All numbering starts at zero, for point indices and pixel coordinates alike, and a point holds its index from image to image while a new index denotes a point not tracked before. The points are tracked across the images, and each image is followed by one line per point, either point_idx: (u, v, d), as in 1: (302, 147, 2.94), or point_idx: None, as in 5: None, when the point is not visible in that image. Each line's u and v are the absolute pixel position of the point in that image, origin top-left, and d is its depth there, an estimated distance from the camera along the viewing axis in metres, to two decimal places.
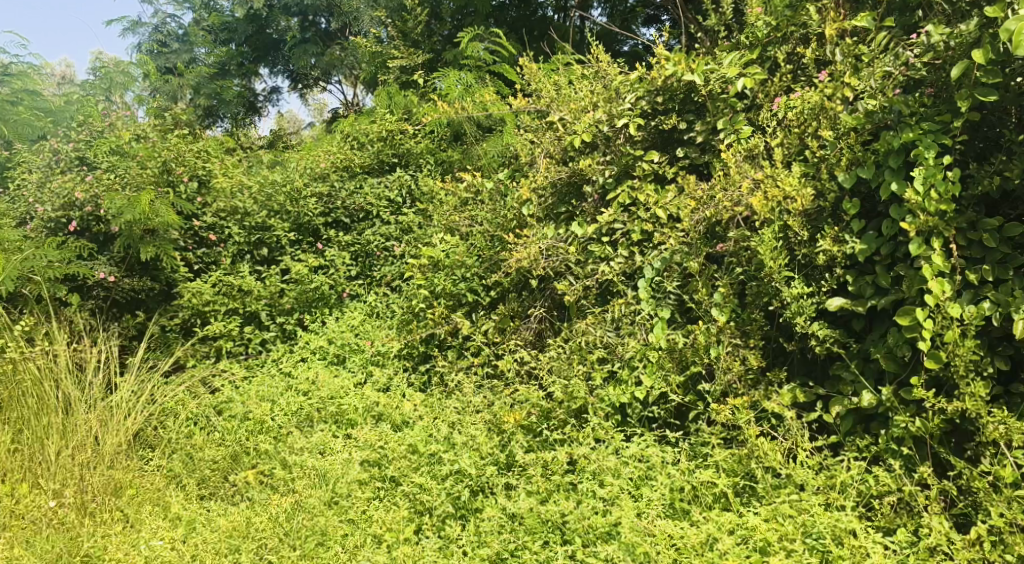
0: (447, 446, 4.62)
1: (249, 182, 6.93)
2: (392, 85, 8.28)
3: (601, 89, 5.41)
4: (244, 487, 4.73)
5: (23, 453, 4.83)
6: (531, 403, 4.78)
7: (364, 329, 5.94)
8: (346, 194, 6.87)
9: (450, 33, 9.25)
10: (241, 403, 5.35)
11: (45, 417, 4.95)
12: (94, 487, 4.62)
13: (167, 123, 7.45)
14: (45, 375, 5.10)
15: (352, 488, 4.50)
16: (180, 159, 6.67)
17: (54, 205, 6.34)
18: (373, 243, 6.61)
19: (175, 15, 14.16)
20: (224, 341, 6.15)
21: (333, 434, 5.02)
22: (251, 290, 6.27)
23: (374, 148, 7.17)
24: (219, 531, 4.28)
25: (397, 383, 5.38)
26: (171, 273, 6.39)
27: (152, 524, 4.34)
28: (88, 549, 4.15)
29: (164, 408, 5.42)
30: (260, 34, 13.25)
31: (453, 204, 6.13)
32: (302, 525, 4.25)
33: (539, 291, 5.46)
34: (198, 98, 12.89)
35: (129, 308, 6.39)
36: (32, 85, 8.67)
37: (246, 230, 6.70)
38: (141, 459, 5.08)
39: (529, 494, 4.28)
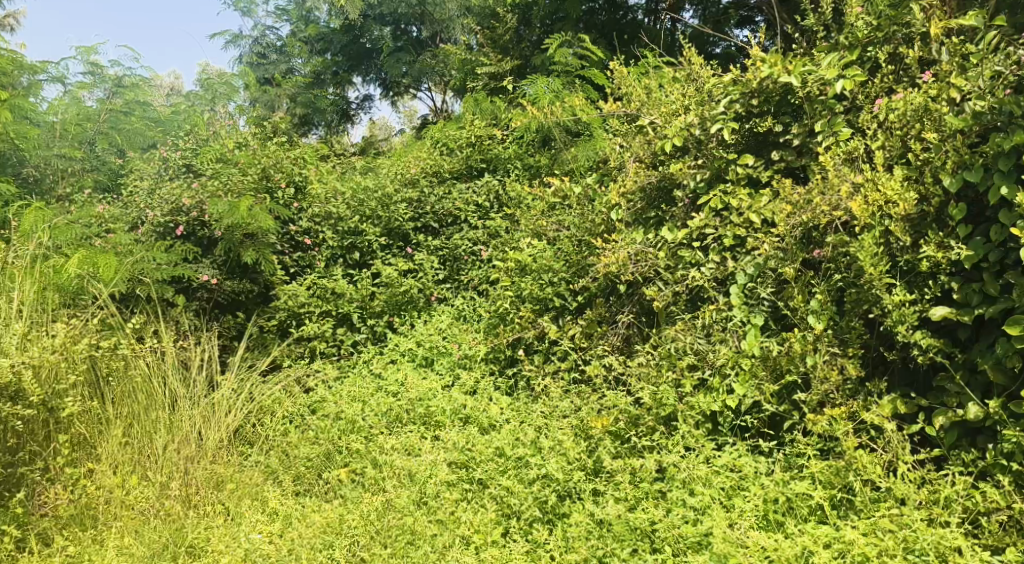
0: (534, 450, 4.62)
1: (342, 188, 7.08)
2: (481, 93, 8.34)
3: (693, 92, 5.35)
4: (337, 484, 4.83)
5: (133, 447, 4.96)
6: (619, 409, 4.73)
7: (452, 332, 5.99)
8: (436, 199, 6.97)
9: (538, 38, 9.25)
10: (334, 403, 5.46)
11: (153, 412, 5.13)
12: (198, 479, 4.85)
13: (266, 131, 7.68)
14: (154, 372, 5.30)
15: (440, 489, 4.54)
16: (278, 166, 6.96)
17: (162, 210, 6.59)
18: (461, 247, 6.64)
19: (274, 27, 14.57)
20: (318, 342, 6.29)
21: (421, 436, 5.07)
22: (344, 293, 6.38)
23: (463, 154, 7.26)
24: (314, 526, 4.37)
25: (484, 386, 5.41)
26: (270, 275, 6.61)
27: (251, 518, 4.48)
28: (193, 539, 4.32)
29: (262, 407, 5.61)
30: (354, 44, 13.28)
31: (542, 209, 6.13)
32: (391, 524, 4.30)
33: (628, 296, 5.42)
34: (295, 107, 13.41)
35: (230, 309, 6.56)
36: (143, 97, 9.04)
37: (340, 235, 6.84)
38: (240, 455, 5.24)
39: (617, 500, 4.27)
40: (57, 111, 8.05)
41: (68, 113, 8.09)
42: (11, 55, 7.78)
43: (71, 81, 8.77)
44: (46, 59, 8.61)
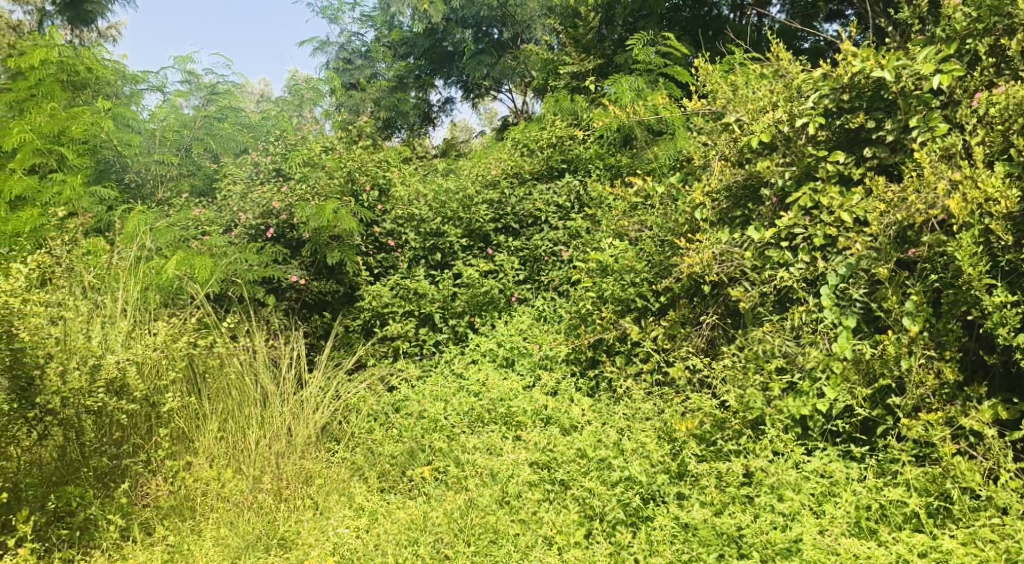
0: (617, 452, 4.58)
1: (425, 190, 7.17)
2: (562, 93, 8.34)
3: (782, 88, 5.22)
4: (421, 482, 4.90)
5: (227, 441, 5.13)
6: (704, 411, 4.66)
7: (533, 333, 5.99)
8: (516, 200, 6.98)
9: (621, 37, 9.08)
10: (416, 402, 5.53)
11: (246, 408, 5.30)
12: (288, 474, 4.97)
13: (351, 135, 7.82)
14: (247, 369, 5.48)
15: (522, 489, 4.54)
16: (363, 169, 7.02)
17: (254, 213, 6.80)
18: (542, 248, 6.64)
19: (360, 33, 14.82)
20: (401, 341, 6.36)
21: (502, 435, 5.08)
22: (426, 293, 6.44)
23: (544, 155, 7.28)
24: (399, 523, 4.42)
25: (565, 387, 5.39)
26: (354, 276, 6.71)
27: (339, 512, 4.55)
28: (285, 531, 4.44)
29: (348, 404, 5.71)
30: (437, 48, 13.51)
31: (623, 209, 6.08)
32: (475, 523, 4.32)
33: (712, 298, 5.35)
34: (379, 111, 13.59)
35: (317, 309, 6.78)
36: (235, 102, 9.20)
37: (422, 236, 6.92)
38: (327, 452, 5.34)
39: (703, 505, 4.22)
40: (158, 119, 8.40)
41: (168, 121, 8.42)
42: (118, 66, 8.27)
43: (170, 90, 9.09)
44: (147, 70, 8.94)
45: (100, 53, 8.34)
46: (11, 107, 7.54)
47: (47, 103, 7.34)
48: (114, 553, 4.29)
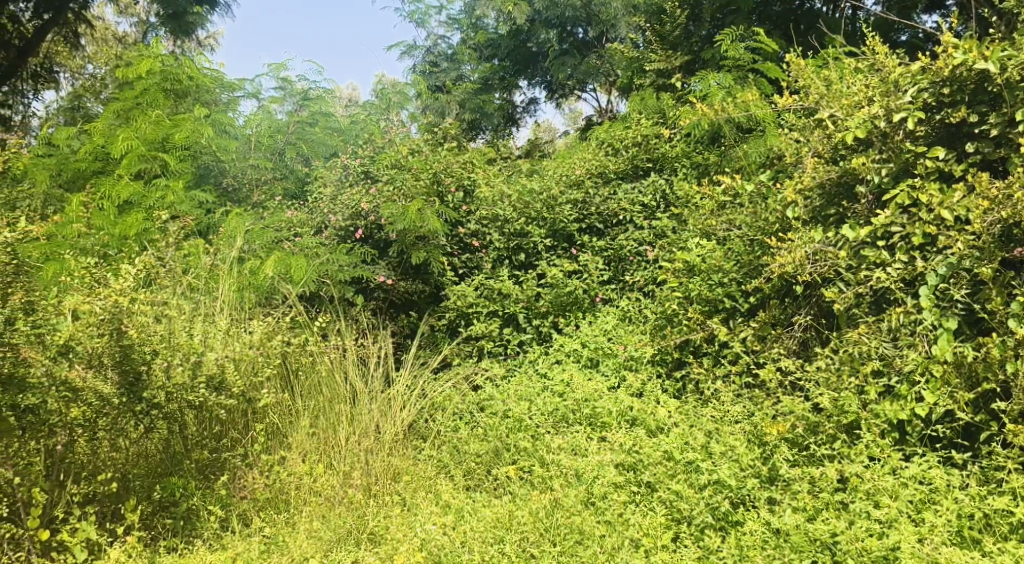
0: (704, 455, 4.54)
1: (509, 190, 7.14)
2: (649, 91, 8.28)
3: (877, 82, 5.07)
4: (506, 481, 4.91)
5: (319, 437, 5.25)
6: (796, 415, 4.57)
7: (618, 333, 5.95)
8: (601, 199, 6.94)
9: (709, 33, 8.92)
10: (501, 402, 5.55)
11: (337, 405, 5.42)
12: (377, 470, 5.05)
13: (436, 138, 7.85)
14: (337, 366, 5.61)
15: (608, 490, 4.52)
16: (449, 171, 7.10)
17: (344, 215, 6.99)
18: (626, 248, 6.58)
19: (446, 36, 14.95)
20: (485, 341, 6.39)
21: (587, 436, 5.07)
22: (510, 293, 6.46)
23: (629, 154, 7.23)
24: (485, 521, 4.44)
25: (651, 388, 5.34)
26: (440, 276, 6.78)
27: (427, 509, 4.60)
28: (374, 527, 4.51)
29: (434, 403, 5.79)
30: (521, 48, 13.43)
31: (711, 208, 5.87)
32: (561, 523, 4.32)
33: (804, 298, 5.25)
34: (464, 112, 13.74)
35: (404, 309, 6.90)
36: (326, 107, 9.46)
37: (506, 237, 6.93)
38: (414, 449, 5.43)
39: (795, 510, 4.14)
40: (253, 125, 8.68)
41: (262, 127, 8.71)
42: (216, 74, 8.55)
43: (264, 96, 9.36)
44: (243, 77, 9.22)
45: (200, 62, 8.65)
46: (119, 115, 7.83)
47: (152, 110, 7.60)
48: (214, 542, 4.43)
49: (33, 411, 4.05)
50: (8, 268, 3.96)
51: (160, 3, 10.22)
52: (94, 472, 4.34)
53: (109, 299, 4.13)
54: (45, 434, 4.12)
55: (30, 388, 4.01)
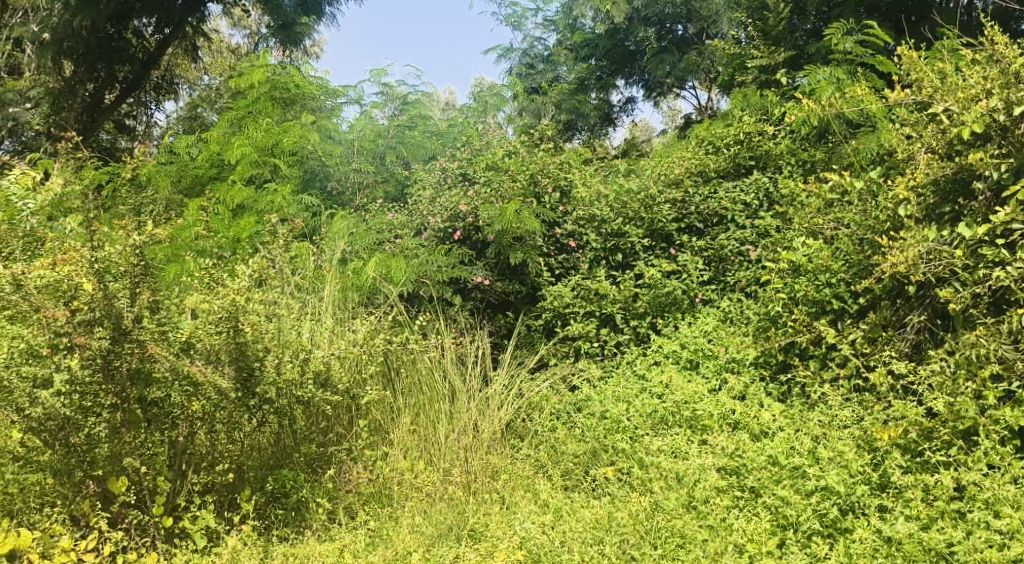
0: (812, 461, 4.44)
1: (606, 190, 7.05)
2: (751, 88, 8.15)
3: (996, 74, 4.85)
4: (605, 482, 4.90)
5: (419, 435, 5.33)
6: (908, 420, 4.40)
7: (718, 334, 5.85)
8: (700, 199, 6.82)
9: (814, 27, 8.85)
10: (599, 402, 5.54)
11: (435, 404, 5.51)
12: (477, 468, 5.09)
13: (533, 138, 7.84)
14: (436, 365, 5.69)
15: (710, 494, 4.46)
16: (545, 172, 7.07)
17: (441, 217, 7.07)
18: (727, 247, 6.47)
19: (542, 38, 15.02)
20: (583, 341, 6.36)
21: (688, 438, 5.01)
22: (607, 294, 6.40)
23: (730, 152, 7.08)
24: (585, 522, 4.43)
25: (754, 391, 5.26)
26: (536, 277, 6.78)
27: (526, 508, 4.62)
28: (475, 524, 4.54)
29: (531, 403, 5.80)
30: (619, 48, 13.32)
31: (818, 206, 5.70)
32: (661, 526, 4.28)
33: (917, 299, 5.08)
34: (560, 113, 13.79)
35: (501, 309, 6.94)
36: (425, 111, 9.46)
37: (603, 237, 6.83)
38: (512, 448, 5.46)
39: (907, 518, 4.02)
40: (356, 130, 8.84)
41: (365, 132, 8.82)
42: (322, 81, 8.79)
43: (367, 102, 9.54)
44: (346, 84, 9.44)
45: (307, 71, 8.90)
46: (234, 123, 8.21)
47: (263, 118, 7.97)
48: (322, 533, 4.56)
49: (157, 404, 4.26)
50: (136, 270, 4.19)
51: (272, 14, 10.63)
52: (213, 463, 4.48)
53: (227, 298, 4.31)
54: (169, 425, 4.31)
55: (155, 382, 4.22)
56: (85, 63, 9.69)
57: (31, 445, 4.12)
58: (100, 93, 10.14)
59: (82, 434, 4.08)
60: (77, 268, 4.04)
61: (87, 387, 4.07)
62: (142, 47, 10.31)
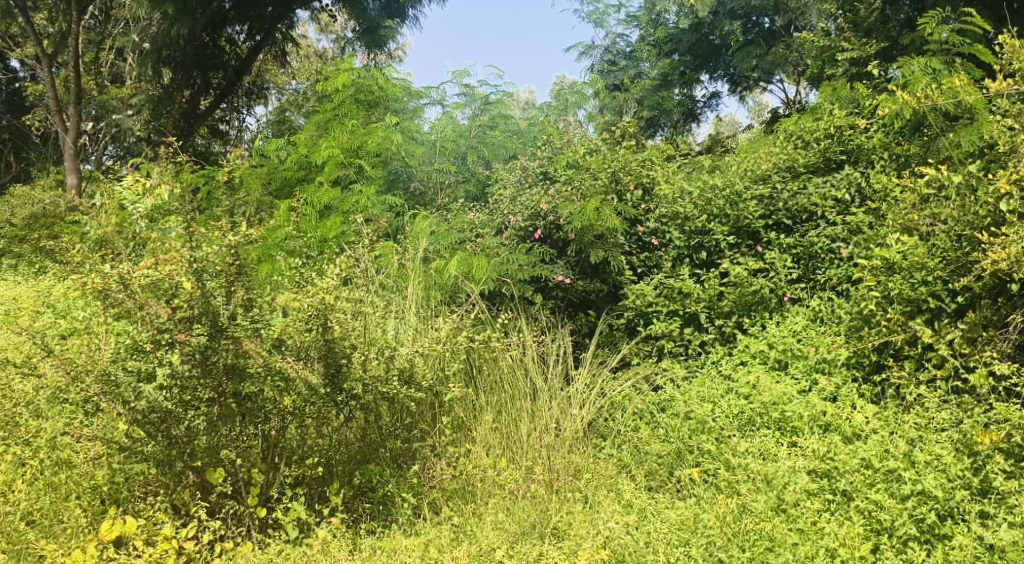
0: (908, 464, 4.33)
1: (691, 187, 6.98)
2: (841, 80, 7.96)
3: None
4: (690, 483, 4.83)
5: (502, 432, 5.34)
6: (1011, 424, 4.31)
7: (808, 334, 5.71)
8: (789, 195, 6.66)
9: (908, 17, 8.46)
10: (683, 403, 5.49)
11: (517, 402, 5.51)
12: (558, 466, 5.05)
13: (615, 136, 7.78)
14: (517, 363, 5.71)
15: (800, 497, 4.37)
16: (627, 169, 6.92)
17: (523, 216, 7.07)
18: (818, 244, 6.31)
19: (625, 35, 14.92)
20: (666, 341, 6.29)
21: (776, 441, 4.92)
22: (692, 292, 6.31)
23: (820, 147, 6.90)
24: (669, 523, 4.36)
25: (846, 392, 5.15)
26: (618, 275, 6.73)
27: (609, 508, 4.58)
28: (557, 522, 4.53)
29: (613, 402, 5.75)
30: (703, 42, 13.13)
31: (913, 202, 5.53)
32: (749, 528, 4.19)
33: (1020, 299, 4.98)
34: (642, 110, 13.77)
35: (582, 308, 6.90)
36: (506, 110, 9.38)
37: (687, 234, 6.76)
38: (594, 447, 5.42)
39: (1010, 526, 3.96)
40: (437, 131, 8.91)
41: (446, 132, 8.90)
42: (405, 83, 8.89)
43: (449, 103, 9.61)
44: (428, 86, 9.55)
45: (391, 73, 9.03)
46: (320, 126, 8.40)
47: (347, 120, 8.13)
48: (408, 527, 4.60)
49: (250, 399, 4.37)
50: (232, 269, 4.32)
51: (356, 18, 10.80)
52: (303, 457, 4.59)
53: (317, 296, 4.42)
54: (261, 420, 4.43)
55: (250, 377, 4.32)
56: (182, 72, 10.06)
57: (135, 436, 4.26)
58: (196, 99, 10.45)
59: (182, 427, 4.24)
60: (177, 268, 4.23)
61: (185, 381, 4.21)
62: (234, 54, 10.60)
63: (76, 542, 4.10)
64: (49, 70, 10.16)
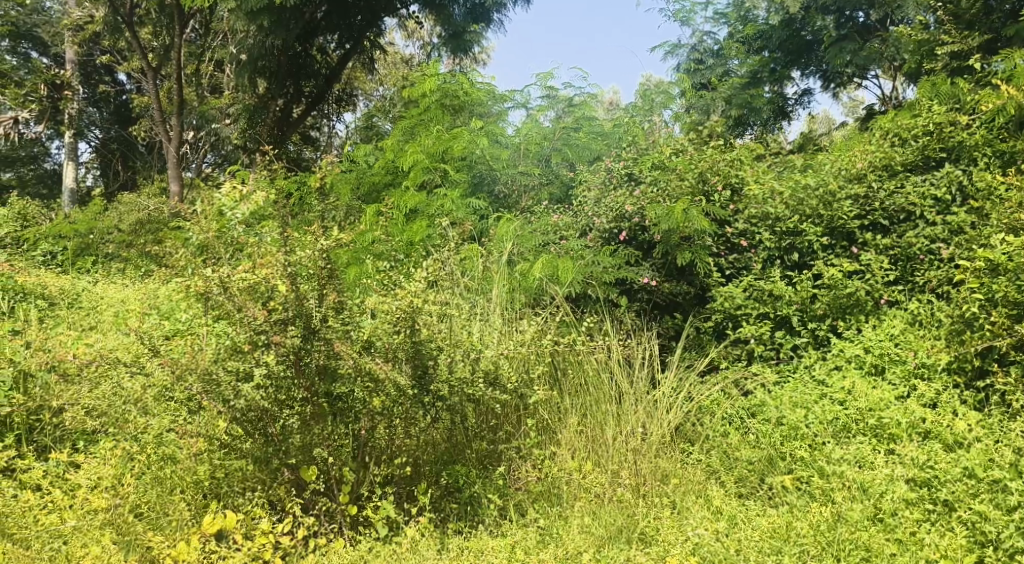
0: (1014, 474, 4.20)
1: (781, 187, 6.78)
2: (941, 75, 7.68)
3: None
4: (782, 491, 4.72)
5: (587, 435, 5.28)
6: None
7: (906, 339, 5.54)
8: (885, 194, 6.45)
9: (1013, 7, 8.30)
10: (775, 408, 5.36)
11: (602, 405, 5.46)
12: (645, 471, 5.00)
13: (702, 136, 7.65)
14: (603, 366, 5.66)
15: (898, 506, 4.28)
16: (715, 169, 6.85)
17: (608, 218, 7.01)
18: (916, 245, 6.14)
19: (712, 32, 14.71)
20: (756, 345, 6.16)
21: (873, 448, 4.79)
22: (783, 295, 6.16)
23: (919, 144, 6.61)
24: (760, 530, 4.26)
25: (947, 398, 5.00)
26: (706, 278, 6.61)
27: (698, 514, 4.52)
28: (644, 527, 4.49)
29: (700, 406, 5.65)
30: (795, 37, 12.83)
31: (1018, 201, 5.42)
32: (845, 537, 4.09)
33: None
34: (731, 108, 13.49)
35: (668, 310, 6.81)
36: (590, 112, 9.38)
37: (778, 235, 6.57)
38: (682, 453, 5.31)
39: None
40: (522, 134, 8.94)
41: (531, 135, 8.94)
42: (489, 87, 8.98)
43: (533, 106, 9.65)
44: (512, 89, 9.61)
45: (475, 77, 9.10)
46: (406, 131, 8.54)
47: (433, 125, 8.24)
48: (494, 528, 4.62)
49: (343, 398, 4.49)
50: (323, 272, 4.41)
51: (442, 24, 10.92)
52: (392, 457, 4.64)
53: (404, 299, 4.47)
54: (352, 420, 4.52)
55: (340, 378, 4.43)
56: (276, 81, 10.37)
57: (234, 433, 4.42)
58: (290, 107, 10.76)
59: (277, 425, 4.35)
60: (273, 271, 4.35)
61: (281, 381, 4.34)
62: (324, 62, 10.86)
63: (180, 533, 4.24)
64: (152, 82, 10.54)
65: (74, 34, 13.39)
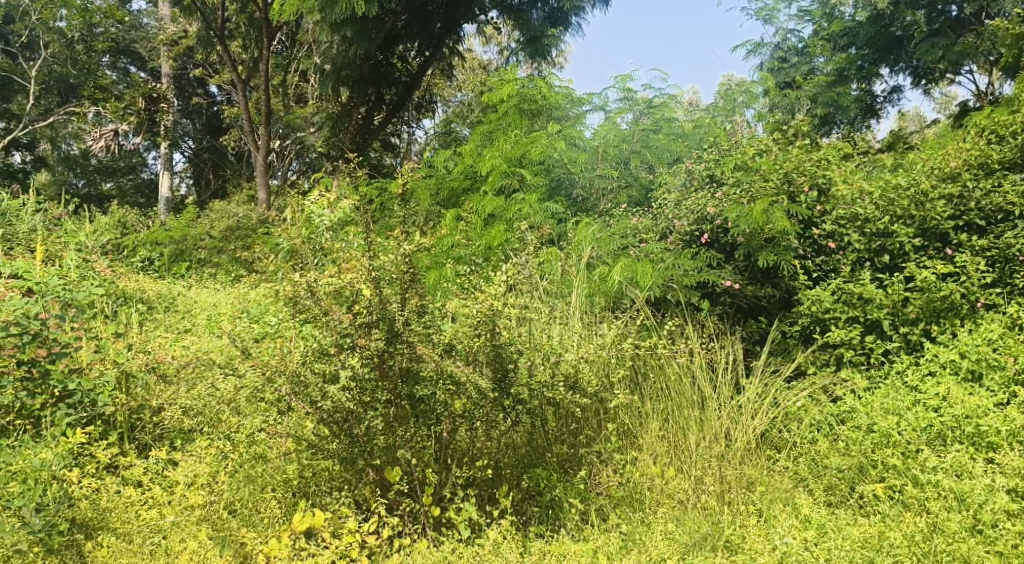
0: None
1: (869, 187, 6.60)
2: None
3: None
4: (873, 499, 4.63)
5: (669, 441, 5.22)
6: None
7: (1005, 342, 5.32)
8: (981, 194, 6.21)
9: None
10: (866, 415, 5.20)
11: (684, 410, 5.35)
12: (730, 477, 4.88)
13: (787, 135, 7.48)
14: (685, 371, 5.49)
15: (999, 517, 4.16)
16: (801, 169, 6.69)
17: (689, 220, 6.88)
18: (1015, 246, 5.91)
19: (796, 30, 14.44)
20: (846, 349, 6.00)
21: (970, 457, 4.68)
22: (874, 298, 5.99)
23: (1018, 140, 6.35)
24: (851, 539, 4.17)
25: None
26: (791, 280, 6.51)
27: (786, 523, 4.43)
28: (730, 535, 4.45)
29: (788, 413, 5.52)
30: (883, 33, 12.52)
31: None
32: (941, 548, 4.02)
33: None
34: (816, 107, 13.15)
35: (753, 314, 6.68)
36: (670, 113, 9.27)
37: (867, 237, 6.41)
38: (768, 459, 5.22)
39: None
40: (599, 137, 8.85)
41: (609, 137, 8.85)
42: (567, 91, 8.95)
43: (611, 108, 9.60)
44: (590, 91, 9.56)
45: (553, 81, 9.10)
46: (485, 136, 8.63)
47: (512, 130, 8.34)
48: (576, 533, 4.62)
49: (424, 401, 4.50)
50: (406, 277, 4.46)
51: (519, 29, 10.92)
52: (473, 459, 4.70)
53: (485, 303, 4.52)
54: (434, 421, 4.56)
55: (423, 380, 4.47)
56: (357, 89, 10.57)
57: (321, 434, 4.48)
58: (371, 114, 10.93)
59: (362, 426, 4.42)
60: (357, 276, 4.43)
61: (366, 382, 4.41)
62: (405, 70, 10.97)
63: (272, 531, 4.37)
64: (239, 93, 10.75)
65: (169, 49, 13.93)
